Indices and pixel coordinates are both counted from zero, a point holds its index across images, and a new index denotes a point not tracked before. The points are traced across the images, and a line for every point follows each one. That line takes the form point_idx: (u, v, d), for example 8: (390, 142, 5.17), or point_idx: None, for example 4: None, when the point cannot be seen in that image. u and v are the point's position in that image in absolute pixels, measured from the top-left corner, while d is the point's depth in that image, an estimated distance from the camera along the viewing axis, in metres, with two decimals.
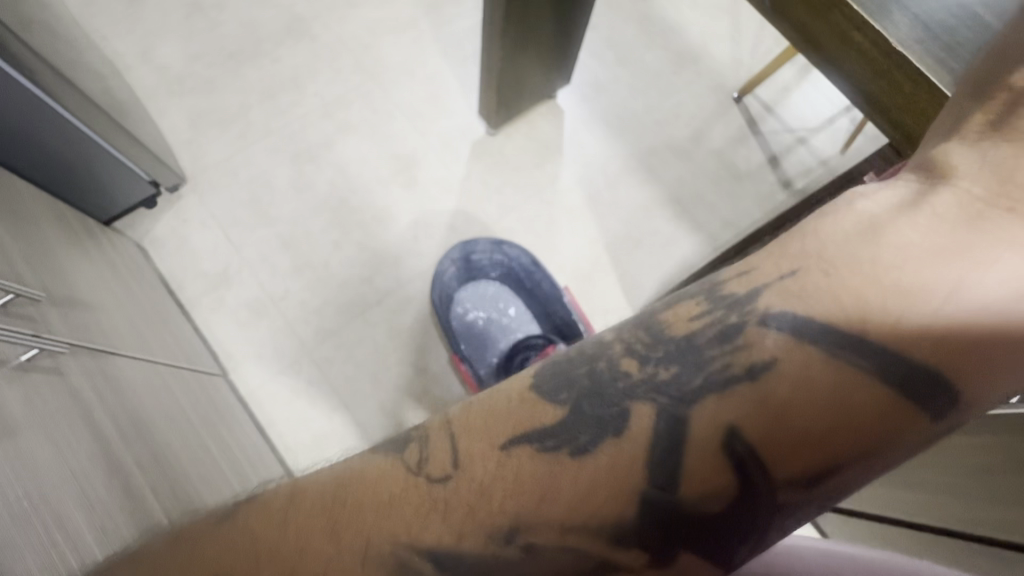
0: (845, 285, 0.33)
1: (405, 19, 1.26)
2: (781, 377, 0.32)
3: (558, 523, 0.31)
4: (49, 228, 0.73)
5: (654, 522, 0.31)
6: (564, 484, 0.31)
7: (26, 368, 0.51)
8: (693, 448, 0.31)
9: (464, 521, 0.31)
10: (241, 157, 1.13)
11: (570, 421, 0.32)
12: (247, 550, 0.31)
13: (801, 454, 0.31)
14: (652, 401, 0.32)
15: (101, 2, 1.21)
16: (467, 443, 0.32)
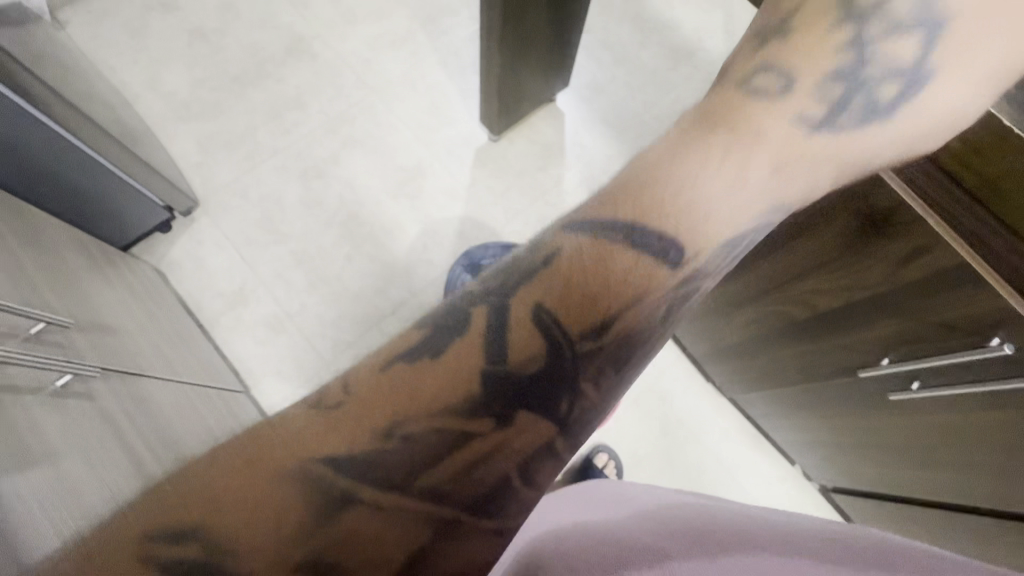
0: (625, 197, 0.34)
1: (402, 33, 1.28)
2: (566, 253, 0.33)
3: (433, 413, 0.29)
4: (71, 256, 0.75)
5: (498, 397, 0.30)
6: (433, 376, 0.30)
7: (60, 394, 0.53)
8: (512, 323, 0.31)
9: (352, 431, 0.28)
10: (250, 177, 1.15)
11: (434, 334, 0.31)
12: (141, 524, 0.26)
13: (591, 318, 0.32)
14: (485, 301, 0.32)
15: (106, 34, 1.24)
16: (352, 368, 0.30)
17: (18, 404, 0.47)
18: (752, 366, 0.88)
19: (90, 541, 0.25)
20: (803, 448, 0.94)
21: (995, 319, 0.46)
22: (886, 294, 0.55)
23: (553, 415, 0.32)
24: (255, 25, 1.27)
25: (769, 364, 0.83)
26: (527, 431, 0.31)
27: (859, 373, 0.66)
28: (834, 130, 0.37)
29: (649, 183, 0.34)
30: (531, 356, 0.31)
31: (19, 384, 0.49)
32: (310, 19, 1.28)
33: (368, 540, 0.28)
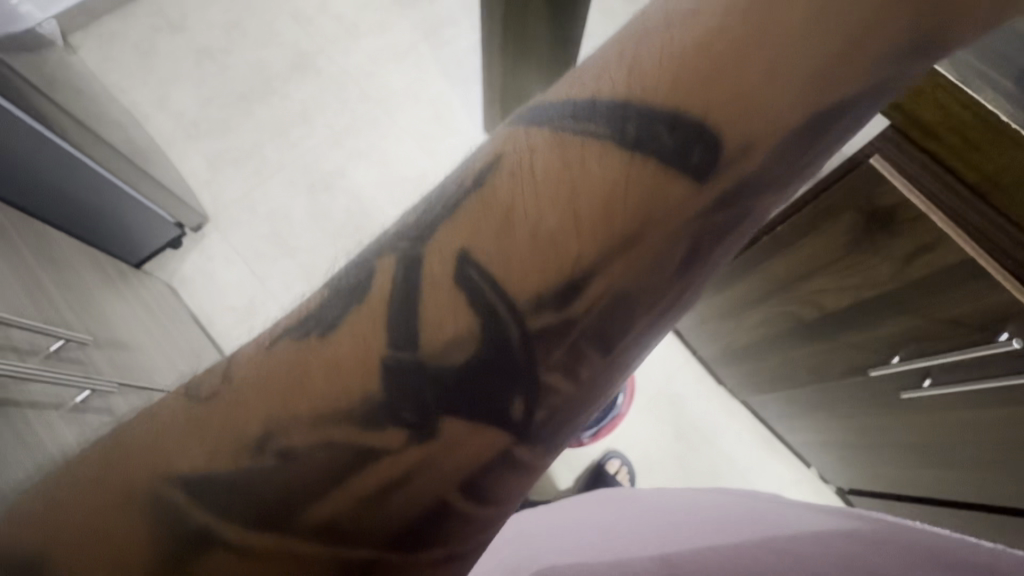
0: (638, 84, 0.29)
1: (405, 46, 1.30)
2: (509, 160, 0.28)
3: (307, 418, 0.26)
4: (86, 274, 0.76)
5: (396, 398, 0.27)
6: (319, 383, 0.26)
7: (79, 409, 0.54)
8: (426, 292, 0.27)
9: (219, 436, 0.25)
10: (258, 192, 1.17)
11: (327, 309, 0.27)
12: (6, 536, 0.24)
13: (546, 276, 0.28)
14: (396, 251, 0.28)
15: (116, 57, 1.27)
16: (239, 354, 0.27)
17: (41, 419, 0.48)
18: (761, 366, 0.88)
19: None
20: (817, 450, 0.94)
21: (1003, 314, 0.46)
22: (890, 292, 0.55)
23: (490, 418, 0.28)
24: (260, 43, 1.29)
25: (779, 364, 0.83)
26: (447, 448, 0.27)
27: (870, 371, 0.66)
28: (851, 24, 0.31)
29: (671, 64, 0.29)
30: (454, 337, 0.27)
31: (40, 400, 0.50)
32: (315, 35, 1.31)
33: (271, 572, 0.26)
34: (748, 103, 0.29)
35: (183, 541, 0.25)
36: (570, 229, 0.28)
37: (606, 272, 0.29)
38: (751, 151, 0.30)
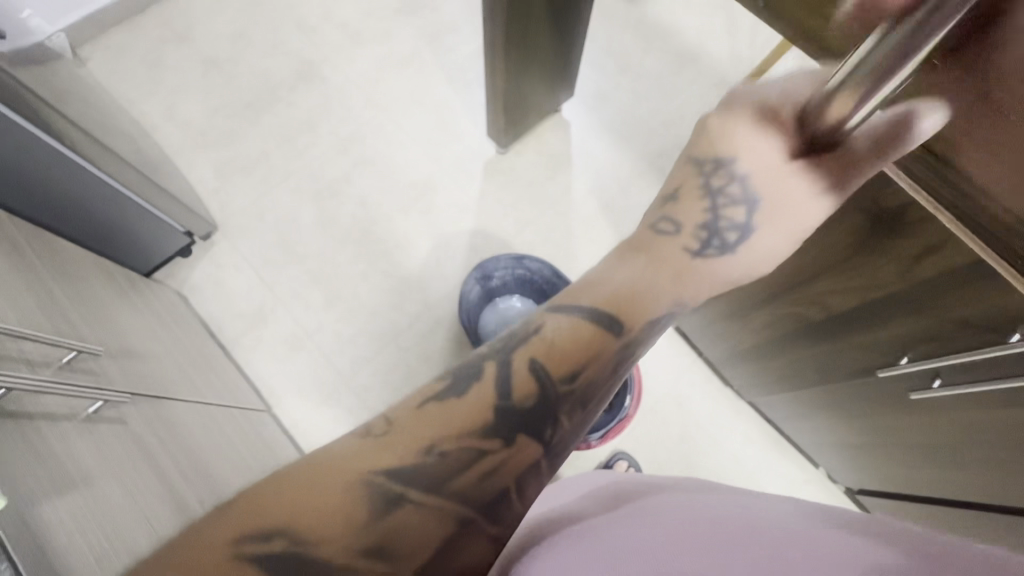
0: (596, 290, 0.41)
1: (408, 53, 1.31)
2: (550, 327, 0.40)
3: (456, 434, 0.35)
4: (97, 285, 0.77)
5: (505, 426, 0.36)
6: (458, 407, 0.36)
7: (93, 420, 0.52)
8: (510, 373, 0.38)
9: (398, 447, 0.34)
10: (266, 200, 1.18)
11: (456, 380, 0.38)
12: (232, 523, 0.30)
13: (571, 363, 0.39)
14: (492, 358, 0.39)
15: (124, 68, 1.29)
16: (396, 406, 0.36)
17: (54, 431, 0.47)
18: (768, 367, 0.88)
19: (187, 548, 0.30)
20: (826, 450, 0.93)
21: (1016, 315, 0.45)
22: (900, 294, 0.55)
23: (542, 440, 0.37)
24: (265, 53, 1.31)
25: (787, 365, 0.82)
26: (528, 451, 0.36)
27: (879, 372, 0.65)
28: (754, 223, 0.44)
29: (607, 284, 0.41)
30: (528, 395, 0.37)
31: (54, 411, 0.49)
32: (319, 43, 1.32)
33: (408, 534, 0.33)
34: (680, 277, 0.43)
35: (371, 514, 0.32)
36: (568, 354, 0.39)
37: (588, 372, 0.39)
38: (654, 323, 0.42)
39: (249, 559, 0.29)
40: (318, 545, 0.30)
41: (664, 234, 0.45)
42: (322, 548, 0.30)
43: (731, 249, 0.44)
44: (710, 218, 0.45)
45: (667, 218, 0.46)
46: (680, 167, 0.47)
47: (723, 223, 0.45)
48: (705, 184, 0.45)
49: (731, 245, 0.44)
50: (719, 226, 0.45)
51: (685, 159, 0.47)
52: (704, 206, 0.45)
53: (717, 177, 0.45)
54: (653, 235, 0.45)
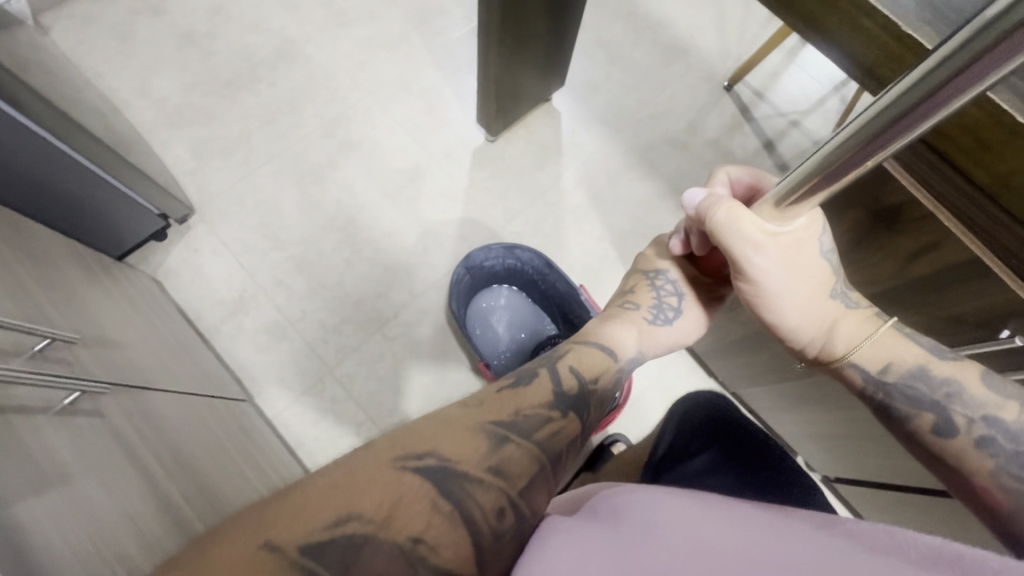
0: (588, 332, 0.62)
1: (396, 35, 1.27)
2: (573, 350, 0.57)
3: (530, 406, 0.46)
4: (67, 269, 0.73)
5: (561, 404, 0.48)
6: (529, 392, 0.48)
7: (69, 413, 0.49)
8: (557, 373, 0.52)
9: (497, 410, 0.44)
10: (245, 183, 1.14)
11: (519, 377, 0.50)
12: (376, 462, 0.36)
13: (594, 371, 0.55)
14: (543, 362, 0.54)
15: (92, 40, 1.21)
16: (481, 392, 0.47)
17: (29, 425, 0.44)
18: (754, 360, 0.90)
19: (325, 478, 0.34)
20: (808, 441, 0.95)
21: (1004, 311, 0.47)
22: (897, 285, 0.58)
23: (582, 420, 0.49)
24: (245, 29, 1.25)
25: (772, 358, 0.84)
26: (574, 425, 0.48)
27: None
28: (682, 306, 0.67)
29: (596, 329, 0.63)
30: (571, 387, 0.51)
31: (28, 404, 0.45)
32: (301, 22, 1.27)
33: (515, 465, 0.41)
34: (638, 333, 0.64)
35: (485, 450, 0.40)
36: (588, 366, 0.55)
37: (603, 378, 0.56)
38: (627, 356, 0.61)
39: (409, 472, 0.36)
40: (461, 464, 0.38)
41: (630, 308, 0.66)
42: (463, 464, 0.38)
43: (670, 320, 0.66)
44: (659, 299, 0.67)
45: (629, 299, 0.67)
46: (631, 276, 0.71)
47: (667, 305, 0.66)
48: (652, 282, 0.68)
49: (670, 320, 0.66)
50: (664, 305, 0.66)
51: (635, 272, 0.71)
52: (651, 292, 0.67)
53: (658, 280, 0.68)
54: (619, 309, 0.67)
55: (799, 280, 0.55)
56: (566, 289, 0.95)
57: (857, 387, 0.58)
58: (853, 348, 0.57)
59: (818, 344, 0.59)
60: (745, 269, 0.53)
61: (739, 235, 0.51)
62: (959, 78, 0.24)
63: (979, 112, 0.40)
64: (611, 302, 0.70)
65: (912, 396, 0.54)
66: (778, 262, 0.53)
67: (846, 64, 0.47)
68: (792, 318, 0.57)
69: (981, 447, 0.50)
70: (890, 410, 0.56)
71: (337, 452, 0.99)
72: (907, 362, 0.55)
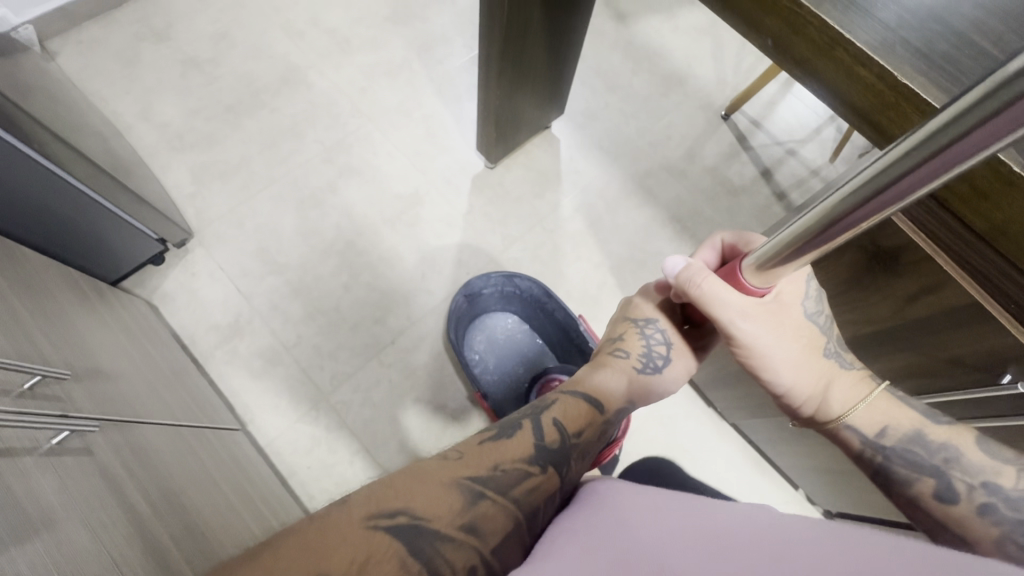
0: (574, 384, 0.61)
1: (397, 62, 1.29)
2: (558, 402, 0.56)
3: (508, 458, 0.45)
4: (63, 297, 0.72)
5: (542, 456, 0.47)
6: (510, 444, 0.47)
7: (57, 453, 0.48)
8: (542, 425, 0.51)
9: (474, 464, 0.44)
10: (245, 207, 1.14)
11: (501, 428, 0.50)
12: (346, 521, 0.36)
13: (579, 423, 0.54)
14: (527, 412, 0.53)
15: (98, 65, 1.23)
16: (462, 443, 0.47)
17: (14, 469, 0.43)
18: (752, 391, 0.89)
19: (295, 536, 0.34)
20: (807, 474, 0.93)
21: (1002, 356, 0.47)
22: (891, 327, 0.58)
23: (565, 473, 0.48)
24: (249, 55, 1.27)
25: None
26: (554, 479, 0.46)
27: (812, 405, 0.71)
28: (671, 355, 0.66)
29: (582, 380, 0.62)
30: (553, 437, 0.50)
31: (15, 445, 0.44)
32: (305, 48, 1.29)
33: (488, 523, 0.40)
34: (624, 384, 0.63)
35: (458, 505, 0.40)
36: (572, 418, 0.54)
37: (587, 431, 0.54)
38: (612, 408, 0.60)
39: (381, 531, 0.36)
40: (432, 521, 0.38)
41: (618, 356, 0.65)
42: (436, 522, 0.38)
43: (659, 368, 0.65)
44: (648, 347, 0.66)
45: (619, 347, 0.66)
46: (619, 323, 0.69)
47: (655, 353, 0.66)
48: (639, 329, 0.67)
49: (660, 367, 0.65)
50: (653, 352, 0.65)
51: (623, 318, 0.69)
52: (639, 339, 0.66)
53: (647, 329, 0.66)
54: (607, 357, 0.66)
55: (787, 340, 0.57)
56: (564, 318, 0.94)
57: (855, 449, 0.59)
58: (850, 408, 0.58)
59: (815, 404, 0.59)
60: (733, 335, 0.54)
61: (722, 304, 0.52)
62: (956, 145, 0.23)
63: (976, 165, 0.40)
64: (602, 347, 0.69)
65: (911, 459, 0.56)
66: (763, 323, 0.54)
67: (839, 108, 0.48)
68: (786, 376, 0.58)
69: (984, 516, 0.51)
70: (890, 473, 0.57)
71: (331, 482, 0.97)
72: (903, 425, 0.57)
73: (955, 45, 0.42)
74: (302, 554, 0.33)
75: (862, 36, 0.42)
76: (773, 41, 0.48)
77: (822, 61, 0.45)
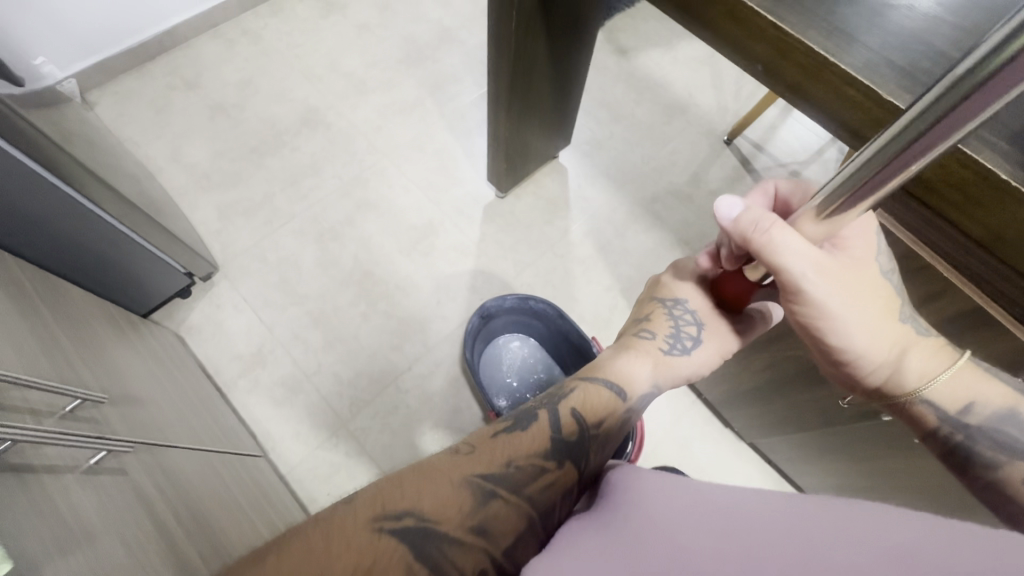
0: (600, 367, 0.63)
1: (410, 101, 1.36)
2: (578, 390, 0.58)
3: (522, 454, 0.47)
4: (100, 327, 0.76)
5: (557, 452, 0.49)
6: (524, 438, 0.49)
7: (95, 471, 0.50)
8: (558, 417, 0.53)
9: (486, 461, 0.46)
10: (267, 241, 1.19)
11: (516, 421, 0.52)
12: (354, 523, 0.38)
13: (597, 416, 0.55)
14: (542, 403, 0.55)
15: (131, 113, 1.31)
16: (474, 438, 0.49)
17: (58, 487, 0.45)
18: (767, 406, 0.89)
19: (307, 535, 0.36)
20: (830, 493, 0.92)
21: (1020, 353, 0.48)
22: None
23: (580, 467, 0.49)
24: (272, 99, 1.35)
25: (791, 407, 0.83)
26: (571, 474, 0.48)
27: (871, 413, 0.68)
28: (701, 336, 0.66)
29: (605, 364, 0.64)
30: (571, 430, 0.52)
31: (57, 463, 0.46)
32: (324, 92, 1.37)
33: (500, 522, 0.41)
34: (649, 366, 0.64)
35: (468, 506, 0.41)
36: (589, 410, 0.55)
37: (606, 422, 0.56)
38: (636, 395, 0.61)
39: (386, 534, 0.38)
40: (440, 522, 0.40)
41: (644, 338, 0.67)
42: (443, 525, 0.40)
43: (686, 349, 0.66)
44: (677, 328, 0.66)
45: (644, 328, 0.68)
46: (647, 303, 0.70)
47: (682, 334, 0.66)
48: (669, 312, 0.67)
49: (688, 349, 0.66)
50: (681, 334, 0.66)
51: (650, 299, 0.70)
52: (668, 321, 0.67)
53: (676, 309, 0.67)
54: (633, 338, 0.68)
55: (862, 298, 0.51)
56: (578, 339, 0.95)
57: (930, 426, 0.54)
58: (927, 380, 0.52)
59: (885, 372, 0.54)
60: (799, 287, 0.48)
61: (787, 249, 0.46)
62: (987, 86, 0.24)
63: (964, 171, 0.42)
64: (627, 329, 0.71)
65: (1001, 441, 0.50)
66: (836, 287, 0.49)
67: (831, 125, 0.50)
68: (858, 337, 0.52)
69: None
70: (971, 454, 0.52)
71: None
72: (991, 403, 0.51)
73: (937, 63, 0.45)
74: (314, 555, 0.35)
75: (847, 59, 0.45)
76: (766, 67, 0.51)
77: (813, 82, 0.48)
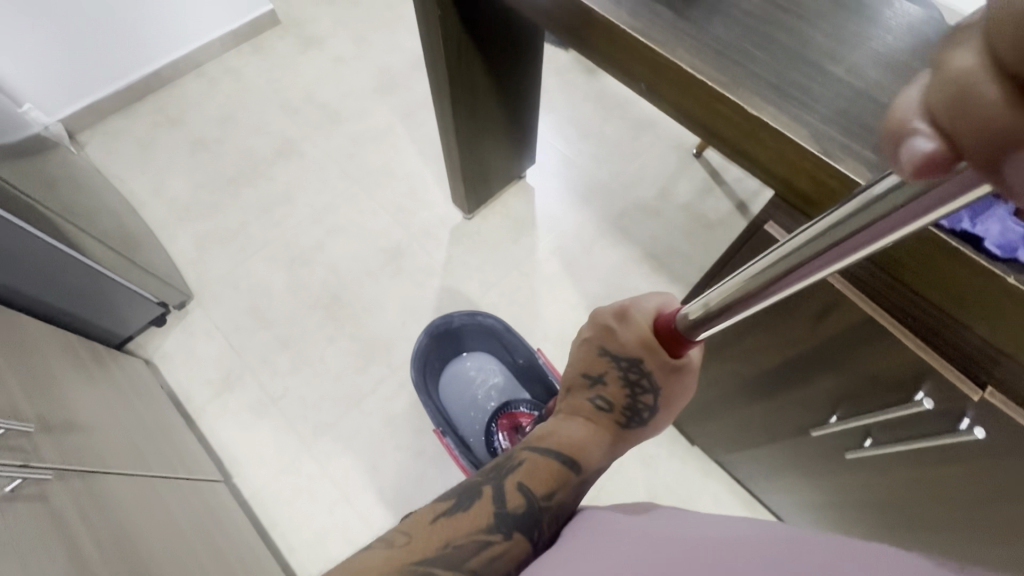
0: (546, 439, 0.55)
1: (383, 128, 1.40)
2: (527, 462, 0.52)
3: (460, 535, 0.44)
4: (55, 358, 0.79)
5: (501, 525, 0.45)
6: (463, 517, 0.45)
7: (9, 498, 0.52)
8: (504, 490, 0.48)
9: (421, 547, 0.42)
10: (241, 269, 1.23)
11: (456, 500, 0.48)
12: None
13: (548, 484, 0.49)
14: (487, 478, 0.51)
15: (118, 151, 1.38)
16: (411, 524, 0.45)
17: None
18: (720, 424, 0.87)
19: None
20: (796, 513, 0.89)
21: (915, 372, 0.47)
22: (813, 351, 0.57)
23: (532, 537, 0.45)
24: (250, 132, 1.41)
25: (740, 422, 0.81)
26: (522, 544, 0.44)
27: (811, 432, 0.67)
28: (659, 406, 0.57)
29: (554, 435, 0.55)
30: (519, 500, 0.47)
31: None
32: (299, 122, 1.42)
33: None
34: (600, 439, 0.57)
35: None
36: (542, 480, 0.50)
37: (564, 488, 0.50)
38: (592, 466, 0.53)
39: None
40: None
41: (596, 406, 0.59)
42: None
43: (643, 419, 0.58)
44: (634, 397, 0.57)
45: (598, 395, 0.59)
46: (593, 358, 0.59)
47: (639, 401, 0.57)
48: (623, 374, 0.57)
49: (647, 420, 0.58)
50: (638, 401, 0.57)
51: (598, 354, 0.59)
52: (620, 384, 0.57)
53: (631, 372, 0.56)
54: (585, 406, 0.59)
55: None
56: (526, 353, 0.96)
57: None
58: None
59: None
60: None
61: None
62: None
63: (835, 184, 0.42)
64: (574, 388, 0.61)
65: None
66: None
67: (715, 141, 0.50)
68: None
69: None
70: None
71: (310, 532, 0.99)
72: None
73: (806, 76, 0.45)
74: None
75: (715, 76, 0.46)
76: (649, 87, 0.52)
77: (690, 100, 0.49)
